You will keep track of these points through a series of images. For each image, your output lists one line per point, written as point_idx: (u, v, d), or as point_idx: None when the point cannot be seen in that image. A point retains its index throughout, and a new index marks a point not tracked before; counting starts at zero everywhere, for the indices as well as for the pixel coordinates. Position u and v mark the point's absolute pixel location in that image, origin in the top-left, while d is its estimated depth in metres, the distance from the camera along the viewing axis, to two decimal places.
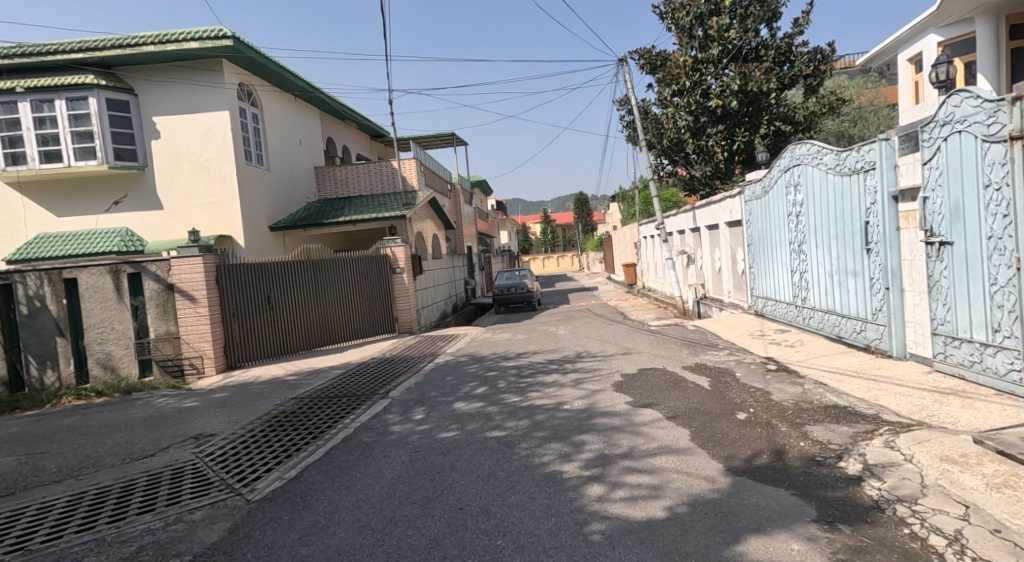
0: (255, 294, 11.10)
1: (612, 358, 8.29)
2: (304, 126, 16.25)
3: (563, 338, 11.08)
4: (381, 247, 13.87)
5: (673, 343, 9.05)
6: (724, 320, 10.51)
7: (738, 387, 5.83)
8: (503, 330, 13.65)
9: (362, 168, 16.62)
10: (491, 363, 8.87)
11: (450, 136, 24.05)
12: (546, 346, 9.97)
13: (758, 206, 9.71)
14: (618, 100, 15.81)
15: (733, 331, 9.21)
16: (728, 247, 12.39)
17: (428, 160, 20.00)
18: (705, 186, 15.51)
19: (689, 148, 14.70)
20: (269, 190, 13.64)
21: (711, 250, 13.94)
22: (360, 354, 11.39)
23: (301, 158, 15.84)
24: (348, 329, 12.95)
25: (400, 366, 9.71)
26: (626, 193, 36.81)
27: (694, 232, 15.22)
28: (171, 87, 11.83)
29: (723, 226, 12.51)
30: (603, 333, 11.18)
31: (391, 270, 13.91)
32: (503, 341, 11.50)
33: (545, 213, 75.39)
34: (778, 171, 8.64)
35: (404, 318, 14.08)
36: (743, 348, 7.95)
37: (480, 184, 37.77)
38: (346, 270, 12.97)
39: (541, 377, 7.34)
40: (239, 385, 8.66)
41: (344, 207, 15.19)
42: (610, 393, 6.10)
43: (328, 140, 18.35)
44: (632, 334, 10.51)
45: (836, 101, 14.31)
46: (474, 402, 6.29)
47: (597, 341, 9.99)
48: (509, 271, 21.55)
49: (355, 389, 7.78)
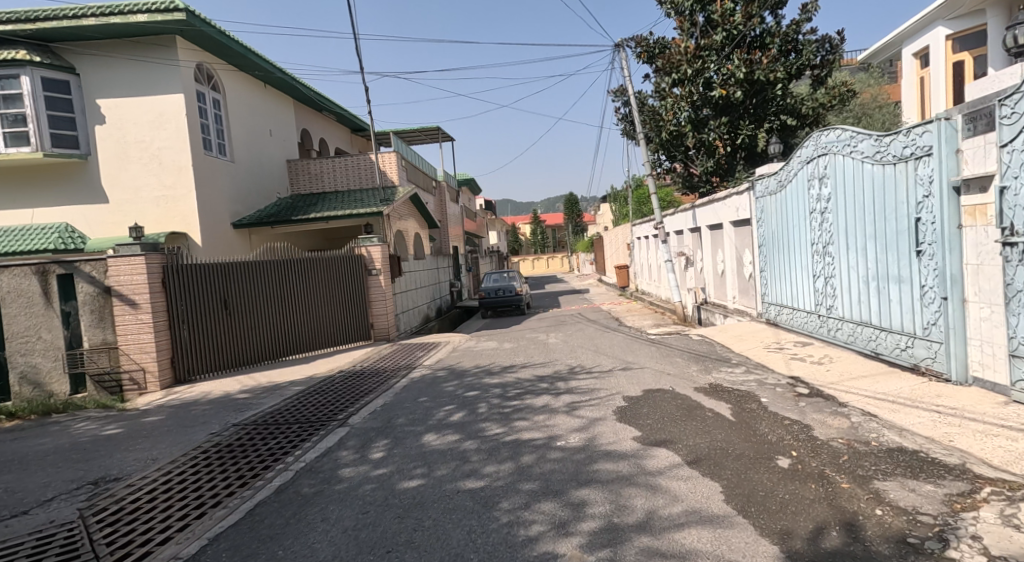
0: (208, 298, 9.96)
1: (611, 375, 7.23)
2: (274, 115, 15.05)
3: (554, 348, 9.99)
4: (355, 246, 12.72)
5: (678, 356, 8.00)
6: (733, 329, 9.48)
7: (767, 419, 4.79)
8: (489, 337, 12.54)
9: (337, 162, 15.47)
10: (472, 380, 7.77)
11: (434, 131, 22.89)
12: (535, 358, 8.91)
13: (773, 202, 8.70)
14: (613, 91, 14.76)
15: (745, 343, 8.19)
16: (733, 249, 11.41)
17: (410, 154, 18.84)
18: (705, 183, 14.50)
19: (689, 142, 13.69)
20: (232, 184, 12.47)
21: (712, 253, 12.96)
22: (328, 365, 10.24)
23: (271, 150, 14.67)
24: (317, 337, 11.79)
25: (371, 380, 8.58)
26: (618, 192, 35.82)
27: (694, 233, 14.21)
28: (118, 67, 10.73)
29: (727, 226, 11.50)
30: (598, 343, 10.09)
31: (366, 272, 12.78)
32: (487, 351, 10.41)
33: (535, 214, 74.44)
34: (800, 161, 7.62)
35: (380, 324, 12.93)
36: (761, 364, 6.92)
37: (468, 183, 36.66)
38: (316, 272, 11.84)
39: (529, 399, 6.26)
40: (182, 405, 7.51)
41: (317, 204, 14.04)
42: (611, 424, 5.04)
43: (302, 131, 17.19)
44: (631, 345, 9.46)
45: (847, 92, 13.35)
46: (447, 434, 5.21)
47: (592, 353, 8.92)
48: (496, 273, 20.46)
49: (315, 410, 6.72)
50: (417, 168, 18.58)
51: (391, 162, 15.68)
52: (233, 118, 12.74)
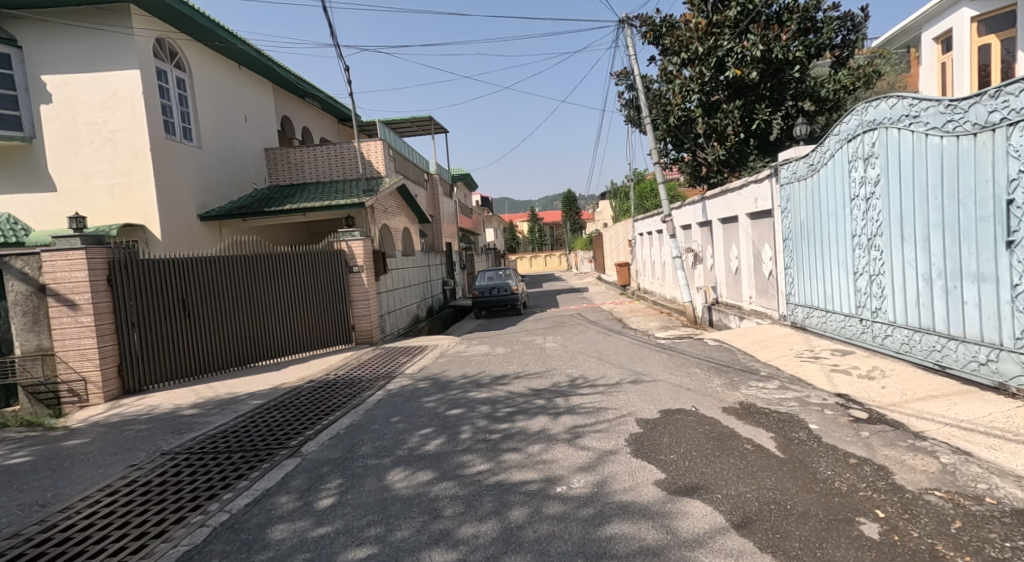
0: (162, 296, 8.88)
1: (620, 389, 6.16)
2: (250, 100, 13.97)
3: (552, 354, 8.91)
4: (335, 241, 11.62)
5: (696, 366, 6.93)
6: (754, 333, 8.40)
7: (827, 455, 3.72)
8: (481, 341, 11.47)
9: (318, 150, 14.37)
10: (456, 394, 6.69)
11: (427, 121, 21.79)
12: (530, 367, 7.84)
13: (803, 190, 7.63)
14: (616, 73, 13.70)
15: (771, 351, 7.13)
16: (750, 244, 10.40)
17: (399, 144, 17.74)
18: (716, 174, 13.45)
19: (699, 128, 12.63)
20: (199, 173, 11.40)
21: (725, 249, 11.90)
22: (299, 373, 9.15)
23: (245, 137, 13.58)
24: (289, 341, 10.72)
25: (341, 393, 7.48)
26: (619, 188, 34.86)
27: (704, 227, 13.16)
28: (66, 39, 9.69)
29: (743, 219, 10.46)
30: (601, 348, 9.01)
31: (347, 270, 11.68)
32: (477, 358, 9.33)
33: (533, 212, 73.37)
34: (837, 140, 6.56)
35: (362, 326, 11.82)
36: (797, 378, 5.84)
37: (463, 178, 35.57)
38: (288, 268, 10.78)
39: (522, 422, 5.19)
40: (118, 423, 6.44)
41: (295, 195, 12.95)
42: (625, 461, 3.97)
43: (283, 118, 16.11)
44: (639, 351, 8.39)
45: (872, 74, 12.31)
46: (418, 471, 4.15)
47: (595, 361, 7.85)
48: (491, 271, 19.35)
49: (267, 434, 5.65)
50: (407, 159, 17.49)
51: (377, 150, 14.48)
52: (200, 100, 11.68)
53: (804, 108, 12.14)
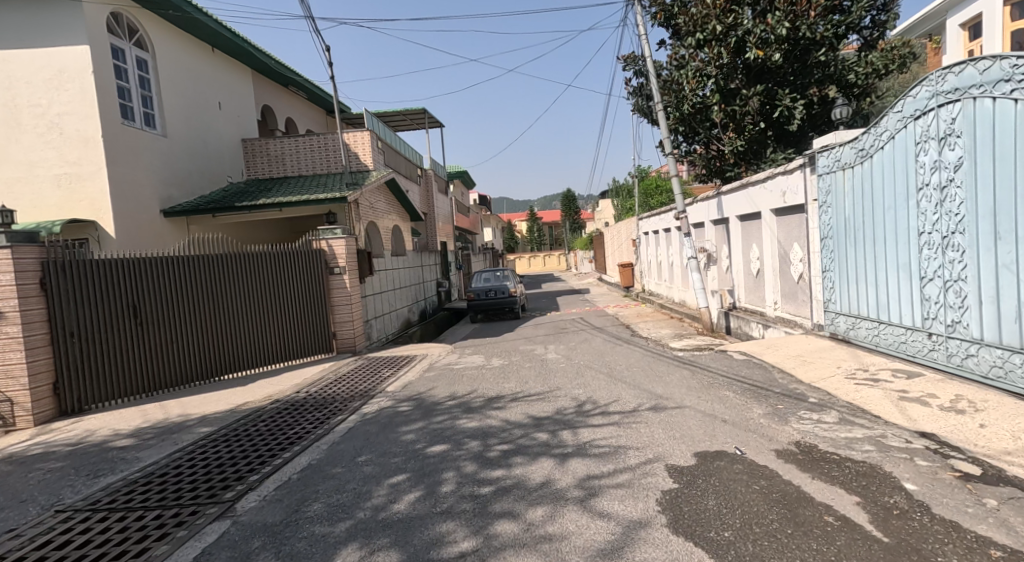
0: (109, 302, 7.79)
1: (640, 420, 5.08)
2: (225, 86, 12.87)
3: (554, 369, 7.83)
4: (313, 239, 10.61)
5: (726, 389, 5.85)
6: (787, 346, 7.31)
7: (951, 544, 2.74)
8: (476, 351, 10.39)
9: (299, 141, 13.23)
10: (441, 423, 5.60)
11: (421, 114, 20.66)
12: (530, 386, 6.76)
13: (848, 180, 6.54)
14: (623, 57, 12.61)
15: (814, 370, 6.06)
16: (776, 244, 9.32)
17: (389, 136, 16.57)
18: (733, 167, 12.37)
19: (715, 117, 11.55)
20: (163, 164, 10.31)
21: (745, 249, 10.82)
22: (268, 390, 8.05)
23: (219, 125, 12.46)
24: (259, 352, 9.68)
25: (309, 417, 6.40)
26: (621, 186, 33.79)
27: (720, 225, 12.10)
28: (4, 10, 8.62)
29: (768, 215, 9.40)
30: (611, 361, 7.92)
31: (327, 270, 10.65)
32: (470, 373, 8.24)
33: (533, 211, 72.36)
34: (899, 118, 5.47)
35: (344, 334, 10.79)
36: (857, 407, 4.78)
37: (460, 175, 34.51)
38: (258, 269, 9.76)
39: (520, 469, 4.11)
40: (34, 457, 5.37)
41: (271, 189, 11.84)
42: (664, 543, 2.95)
43: (263, 107, 14.97)
44: (655, 366, 7.31)
45: (908, 55, 11.18)
46: (379, 553, 3.11)
47: (606, 379, 6.77)
48: (488, 272, 18.22)
49: (202, 476, 4.57)
50: (398, 152, 16.38)
51: (365, 142, 13.42)
52: (165, 82, 10.56)
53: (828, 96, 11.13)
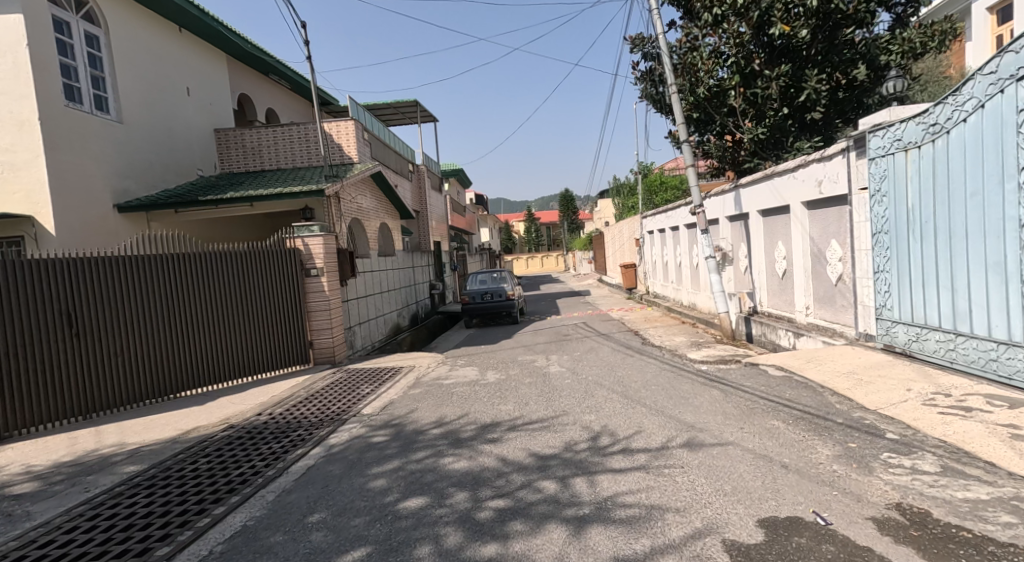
0: (40, 310, 6.73)
1: (673, 464, 3.99)
2: (196, 70, 11.77)
3: (560, 387, 6.74)
4: (287, 236, 9.54)
5: (772, 418, 4.76)
6: (833, 360, 6.22)
7: None
8: (471, 362, 9.31)
9: (277, 131, 12.13)
10: (423, 463, 4.51)
11: (412, 107, 19.57)
12: (531, 410, 5.67)
13: (913, 163, 5.50)
14: (631, 37, 11.52)
15: (877, 392, 4.99)
16: (809, 240, 8.25)
17: (378, 127, 15.45)
18: (752, 158, 11.29)
19: (734, 101, 10.48)
20: (118, 153, 9.20)
21: (769, 248, 9.77)
22: (227, 410, 6.95)
23: (187, 113, 11.34)
24: (223, 365, 8.60)
25: (266, 448, 5.31)
26: (622, 184, 32.77)
27: (737, 222, 11.04)
28: None
29: (798, 208, 8.36)
30: (625, 378, 6.83)
31: (303, 272, 9.61)
32: (461, 390, 7.17)
33: (530, 212, 71.23)
34: (993, 81, 4.62)
35: (322, 342, 9.73)
36: (956, 449, 3.72)
37: (456, 174, 33.37)
38: (222, 270, 8.68)
39: (522, 545, 3.04)
40: None
41: (244, 183, 10.72)
42: None
43: (240, 96, 13.84)
44: (678, 386, 6.23)
45: (951, 29, 10.04)
46: None
47: (622, 403, 5.68)
48: (484, 273, 17.11)
49: (99, 547, 3.46)
50: (387, 146, 15.33)
51: (349, 133, 12.38)
52: (120, 62, 9.47)
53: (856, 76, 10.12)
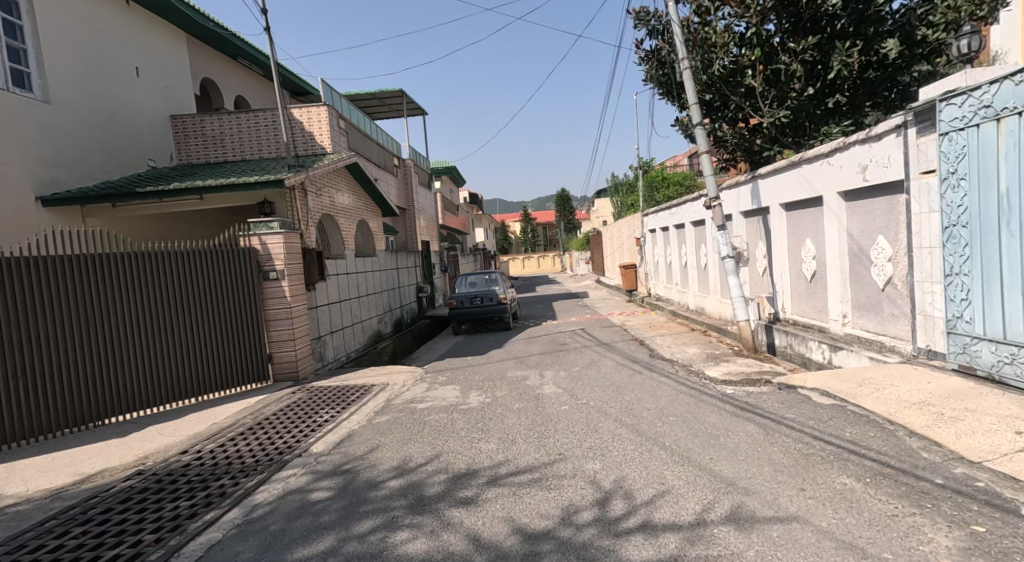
0: None
1: (717, 556, 2.80)
2: (148, 49, 10.53)
3: (556, 418, 5.51)
4: (241, 234, 8.31)
5: (839, 475, 3.55)
6: (894, 385, 5.02)
7: None
8: (453, 379, 8.09)
9: (240, 119, 10.92)
10: (368, 542, 3.30)
11: (398, 99, 18.33)
12: (521, 455, 4.46)
13: (1009, 136, 4.49)
14: (635, 12, 10.29)
15: (973, 435, 3.80)
16: (846, 237, 7.08)
17: (360, 118, 14.19)
18: (770, 146, 10.10)
19: (753, 80, 9.28)
20: (43, 137, 7.98)
21: (794, 246, 8.59)
22: (149, 445, 5.70)
23: (136, 95, 10.10)
24: (160, 387, 7.28)
25: (171, 507, 4.06)
26: (621, 183, 31.63)
27: (754, 218, 9.86)
28: None
29: (833, 199, 7.19)
30: (635, 406, 5.61)
31: (259, 275, 8.38)
32: (438, 419, 5.94)
33: (527, 212, 70.03)
34: None
35: (282, 356, 8.47)
36: None
37: (449, 171, 32.07)
38: (165, 273, 7.45)
39: None
40: None
41: (197, 175, 9.47)
42: None
43: (205, 81, 12.61)
44: (702, 418, 5.02)
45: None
46: None
47: (635, 445, 4.46)
48: (473, 275, 15.79)
49: None
50: (368, 137, 14.15)
51: (322, 119, 11.24)
52: (45, 33, 8.24)
53: (885, 52, 8.88)
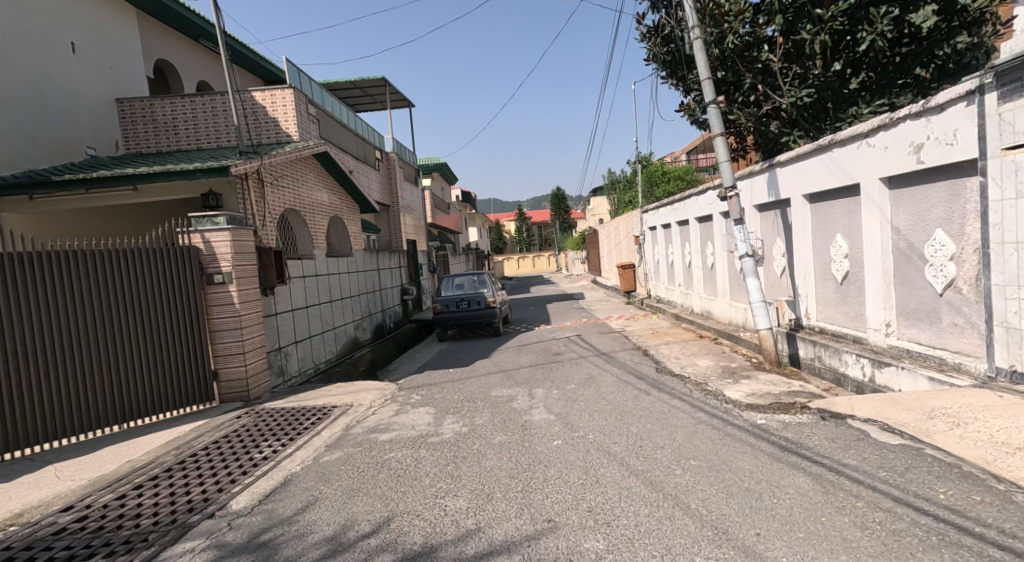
0: None
1: None
2: (88, 23, 9.32)
3: (546, 460, 4.36)
4: (180, 230, 7.12)
5: None
6: (978, 418, 3.91)
7: None
8: (428, 399, 6.93)
9: (193, 104, 9.74)
10: None
11: (381, 89, 17.18)
12: (501, 525, 3.37)
13: None
14: None
15: None
16: (891, 233, 5.94)
17: (338, 109, 13.03)
18: (789, 131, 9.02)
19: (771, 55, 8.23)
20: None
21: (820, 243, 7.45)
22: (35, 493, 4.54)
23: (71, 74, 8.91)
24: (74, 413, 6.01)
25: None
26: (618, 179, 30.54)
27: (770, 212, 8.73)
28: None
29: (872, 187, 6.06)
30: (646, 445, 4.46)
31: (202, 279, 7.17)
32: (400, 459, 4.79)
33: (522, 212, 68.95)
34: None
35: (229, 373, 7.26)
36: None
37: (439, 168, 30.90)
38: (84, 277, 6.20)
39: None
40: None
41: (136, 165, 8.29)
42: None
43: (160, 63, 11.42)
44: (735, 464, 3.88)
45: None
46: None
47: (650, 510, 3.35)
48: (461, 277, 14.57)
49: None
50: (344, 127, 12.99)
51: (286, 103, 10.07)
52: None
53: (918, 21, 7.57)
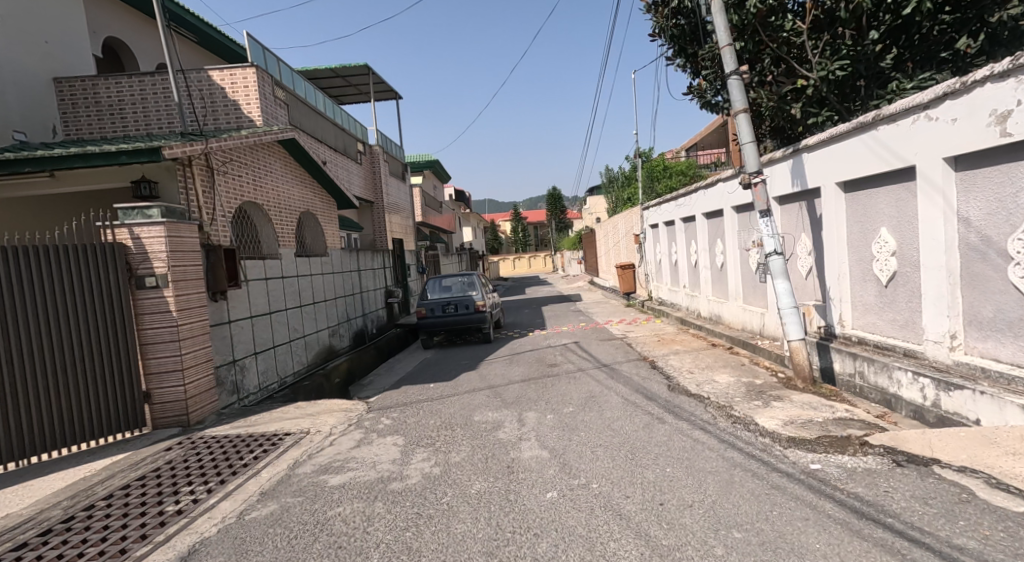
0: None
1: None
2: None
3: (538, 526, 3.26)
4: (103, 224, 6.00)
5: None
6: None
7: None
8: (398, 425, 5.80)
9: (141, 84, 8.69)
10: None
11: (363, 78, 16.05)
12: None
13: None
14: None
15: None
16: (959, 225, 4.86)
17: (313, 96, 11.89)
18: (818, 110, 7.91)
19: (799, 23, 7.24)
20: None
21: (857, 238, 6.37)
22: None
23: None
24: None
25: None
26: (615, 175, 29.48)
27: (793, 204, 7.66)
28: None
29: (933, 169, 5.00)
30: (669, 504, 3.37)
31: (131, 282, 6.05)
32: (348, 516, 3.69)
33: (517, 211, 67.85)
34: None
35: (164, 393, 6.13)
36: None
37: (430, 165, 29.77)
38: None
39: None
40: None
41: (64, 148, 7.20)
42: None
43: (110, 40, 10.26)
44: (798, 543, 2.81)
45: None
46: None
47: None
48: (448, 278, 13.43)
49: None
50: (319, 115, 11.86)
51: (249, 84, 8.98)
52: None
53: None
